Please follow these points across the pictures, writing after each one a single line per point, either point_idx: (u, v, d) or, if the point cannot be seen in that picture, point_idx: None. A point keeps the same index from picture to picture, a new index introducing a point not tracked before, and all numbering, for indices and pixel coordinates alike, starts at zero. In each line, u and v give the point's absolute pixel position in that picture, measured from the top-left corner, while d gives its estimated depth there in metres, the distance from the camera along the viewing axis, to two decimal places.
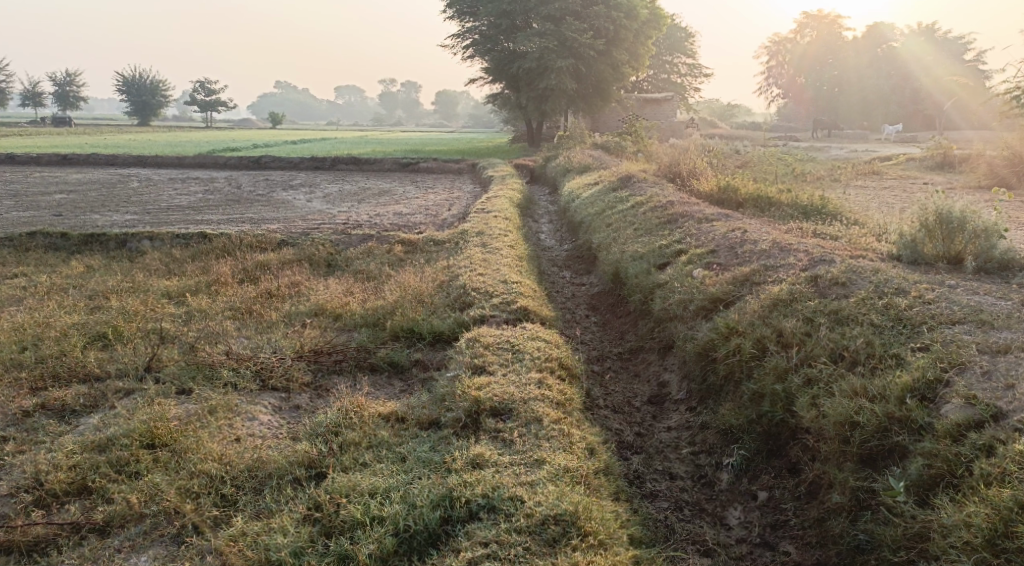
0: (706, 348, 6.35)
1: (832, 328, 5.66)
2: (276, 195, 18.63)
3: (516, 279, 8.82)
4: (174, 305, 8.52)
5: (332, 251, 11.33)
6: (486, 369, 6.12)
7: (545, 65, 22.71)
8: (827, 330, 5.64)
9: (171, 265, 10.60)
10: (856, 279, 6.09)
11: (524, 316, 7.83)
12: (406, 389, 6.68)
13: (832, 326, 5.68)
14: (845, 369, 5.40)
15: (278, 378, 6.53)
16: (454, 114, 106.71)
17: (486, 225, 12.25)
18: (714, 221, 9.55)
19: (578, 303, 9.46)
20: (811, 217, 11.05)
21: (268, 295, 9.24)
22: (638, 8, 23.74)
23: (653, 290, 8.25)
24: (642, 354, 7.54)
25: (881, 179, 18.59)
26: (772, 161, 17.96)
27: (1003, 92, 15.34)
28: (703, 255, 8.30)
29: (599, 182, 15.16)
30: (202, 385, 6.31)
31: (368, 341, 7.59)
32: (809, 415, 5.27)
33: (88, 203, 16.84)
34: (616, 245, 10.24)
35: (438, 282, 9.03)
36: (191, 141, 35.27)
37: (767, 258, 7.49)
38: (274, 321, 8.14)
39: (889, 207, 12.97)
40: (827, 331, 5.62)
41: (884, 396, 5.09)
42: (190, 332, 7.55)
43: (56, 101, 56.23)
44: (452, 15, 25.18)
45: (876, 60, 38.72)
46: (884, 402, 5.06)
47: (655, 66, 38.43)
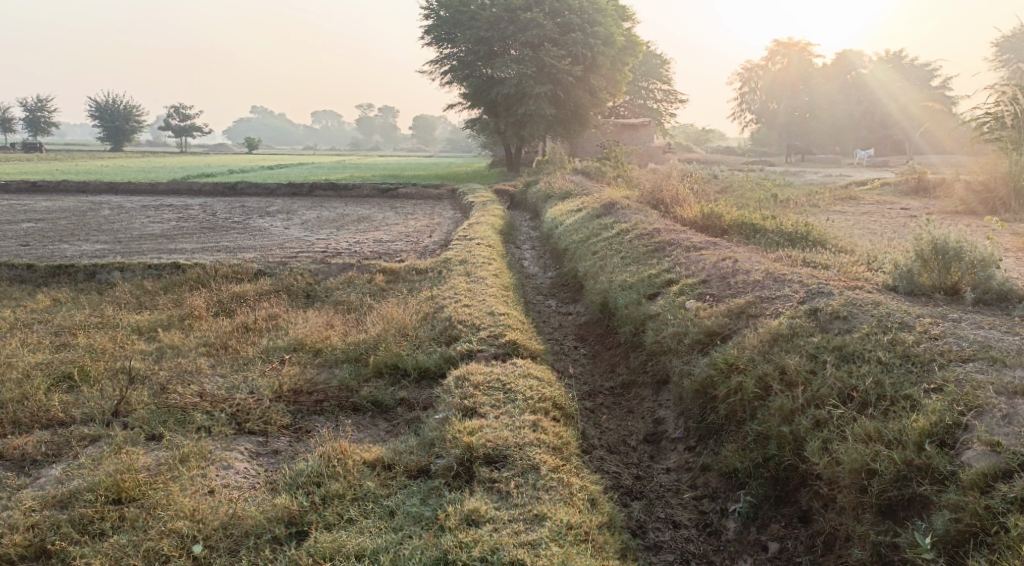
0: (705, 385, 6.11)
1: (838, 366, 5.46)
2: (252, 223, 18.29)
3: (503, 311, 8.56)
4: (145, 342, 8.22)
5: (311, 281, 11.02)
6: (477, 411, 5.84)
7: (524, 91, 22.69)
8: (834, 369, 5.43)
9: (143, 298, 10.25)
10: (858, 312, 5.90)
11: (513, 350, 7.56)
12: (392, 430, 6.39)
13: (839, 364, 5.48)
14: (856, 411, 5.20)
15: (254, 421, 6.21)
16: (430, 139, 106.71)
17: (469, 252, 11.99)
18: (703, 250, 9.35)
19: (566, 334, 9.21)
20: (797, 244, 10.90)
21: (244, 329, 8.92)
22: (616, 34, 23.71)
23: (644, 322, 8.02)
24: (635, 389, 7.29)
25: (860, 204, 18.56)
26: (752, 186, 17.87)
27: (975, 119, 15.42)
28: (694, 286, 8.09)
29: (581, 207, 14.97)
30: (173, 430, 5.99)
31: (350, 378, 7.29)
32: (822, 462, 5.05)
33: (57, 232, 16.43)
34: (603, 274, 10.01)
35: (422, 313, 8.75)
36: (165, 166, 34.87)
37: (763, 290, 7.29)
38: (250, 357, 7.83)
39: (872, 233, 12.87)
40: (834, 370, 5.41)
41: (900, 442, 4.89)
42: (161, 372, 7.23)
43: (28, 127, 55.52)
44: (429, 41, 24.94)
45: (847, 87, 39.14)
46: (901, 449, 4.86)
47: (631, 92, 38.57)
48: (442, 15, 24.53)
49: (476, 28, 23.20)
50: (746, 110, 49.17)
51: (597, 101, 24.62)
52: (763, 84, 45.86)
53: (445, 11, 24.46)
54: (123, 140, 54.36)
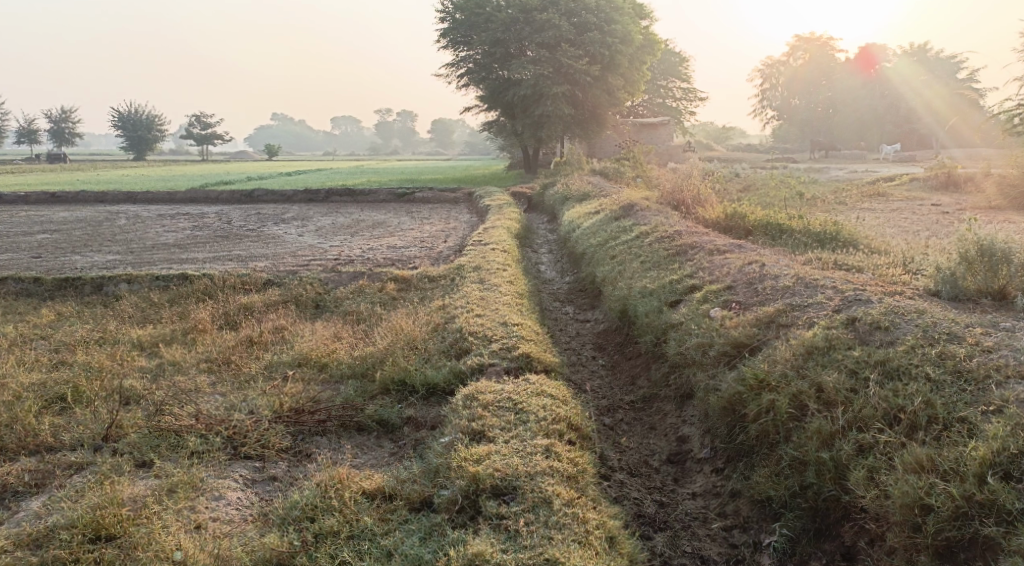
0: (732, 402, 5.67)
1: (882, 383, 5.01)
2: (266, 230, 17.99)
3: (517, 321, 8.13)
4: (145, 358, 7.88)
5: (321, 291, 10.64)
6: (486, 434, 5.42)
7: (540, 91, 22.33)
8: (877, 387, 4.98)
9: (148, 311, 9.92)
10: (900, 322, 5.43)
11: (528, 364, 7.14)
12: (399, 453, 5.99)
13: (882, 381, 5.02)
14: (903, 435, 4.76)
15: (251, 445, 5.83)
16: (449, 142, 106.48)
17: (484, 258, 11.57)
18: (727, 253, 8.89)
19: (583, 343, 8.78)
20: (826, 245, 10.39)
21: (249, 342, 8.55)
22: (634, 33, 23.15)
23: (666, 331, 7.58)
24: (657, 403, 6.85)
25: (888, 201, 17.92)
26: (776, 184, 17.33)
27: (1007, 113, 14.76)
28: (719, 292, 7.62)
29: (600, 210, 14.51)
30: (165, 456, 5.62)
31: (356, 396, 6.90)
32: (869, 496, 4.62)
33: (70, 242, 16.22)
34: (622, 279, 9.57)
35: (433, 324, 8.35)
36: (184, 174, 34.81)
37: (793, 296, 6.83)
38: (253, 374, 7.45)
39: (904, 233, 12.32)
40: (876, 389, 4.96)
41: (957, 474, 4.45)
42: (158, 392, 6.87)
43: (52, 138, 55.82)
44: (445, 43, 24.58)
45: (869, 82, 38.36)
46: (959, 482, 4.43)
47: (650, 91, 38.03)
48: (458, 17, 24.19)
49: (491, 30, 22.82)
50: (768, 107, 48.38)
51: (615, 101, 24.13)
52: (783, 81, 45.14)
53: (460, 13, 24.10)
54: (145, 149, 54.55)
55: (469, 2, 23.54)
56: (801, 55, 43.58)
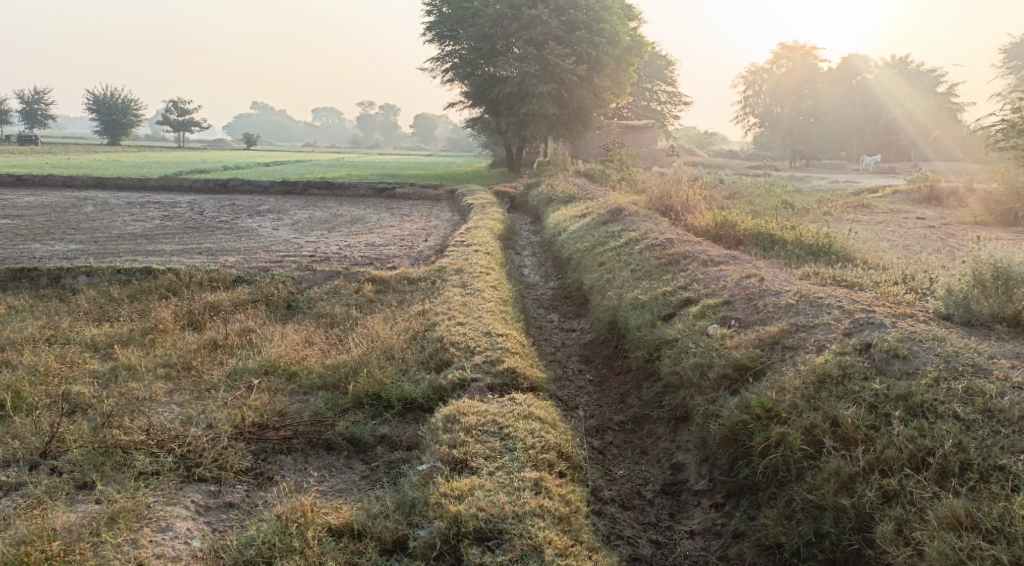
0: (735, 432, 5.25)
1: (906, 422, 4.66)
2: (241, 222, 17.41)
3: (501, 332, 7.64)
4: (98, 361, 7.37)
5: (294, 290, 10.09)
6: (468, 464, 4.98)
7: (525, 90, 21.87)
8: (901, 426, 4.64)
9: (107, 308, 9.37)
10: (919, 350, 5.05)
11: (513, 381, 6.67)
12: (370, 477, 5.53)
13: (906, 419, 4.68)
14: (933, 483, 4.42)
15: (207, 466, 5.40)
16: (432, 139, 105.56)
17: (466, 260, 11.08)
18: (722, 265, 8.46)
19: (569, 355, 8.32)
20: (820, 258, 9.99)
21: (213, 345, 8.03)
22: (621, 34, 22.71)
23: (659, 347, 7.13)
24: (648, 425, 6.41)
25: (874, 213, 17.58)
26: (762, 192, 16.92)
27: (993, 131, 14.42)
28: (716, 307, 7.18)
29: (586, 213, 14.04)
30: (108, 477, 5.20)
31: (325, 410, 6.39)
32: (900, 553, 4.27)
33: (34, 230, 15.55)
34: (611, 288, 9.10)
35: (411, 331, 7.84)
36: (159, 161, 33.89)
37: (797, 315, 6.42)
38: (214, 383, 6.95)
39: (897, 248, 11.94)
40: (901, 428, 4.62)
41: (998, 533, 4.15)
42: (107, 401, 6.44)
43: (25, 120, 54.50)
44: (431, 38, 24.06)
45: (851, 93, 38.19)
46: (1001, 543, 4.12)
47: (635, 94, 37.68)
48: (444, 12, 23.70)
49: (478, 26, 22.33)
50: (750, 115, 48.16)
51: (601, 102, 23.67)
52: (767, 88, 44.91)
53: (447, 8, 23.61)
54: (122, 134, 53.37)
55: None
56: (784, 63, 43.36)
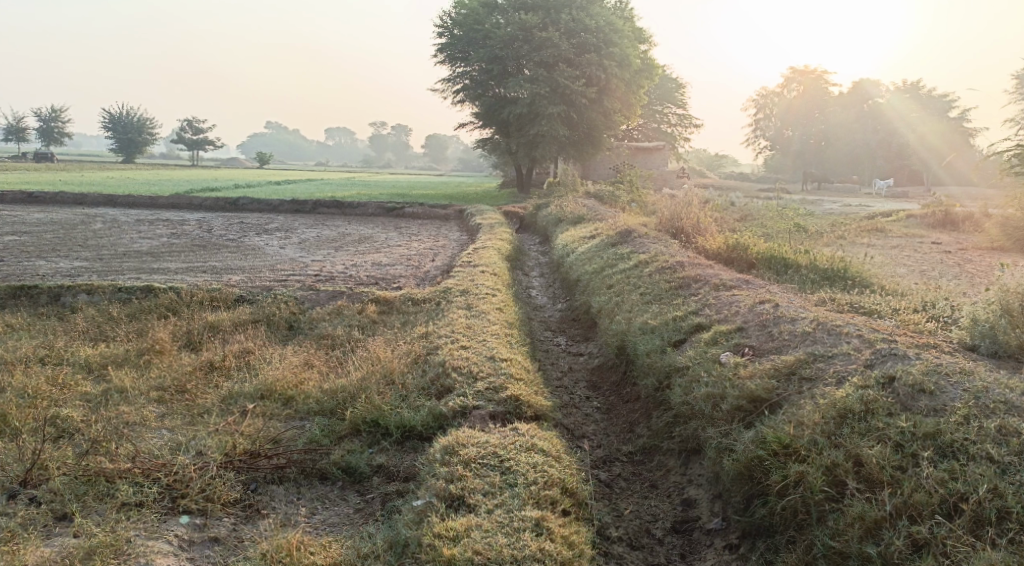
0: (749, 468, 5.00)
1: (936, 463, 4.47)
2: (247, 240, 17.22)
3: (506, 356, 7.38)
4: (90, 383, 7.14)
5: (296, 310, 9.84)
6: (466, 501, 4.83)
7: (536, 111, 21.74)
8: (930, 467, 4.45)
9: (104, 327, 9.14)
10: (947, 385, 4.82)
11: (517, 409, 6.40)
12: (365, 510, 5.29)
13: (935, 460, 4.49)
14: (967, 532, 4.23)
15: (192, 498, 5.16)
16: (442, 158, 105.68)
17: (472, 281, 10.81)
18: (735, 289, 8.21)
19: (576, 380, 8.05)
20: (836, 283, 9.70)
21: (209, 367, 7.78)
22: (633, 56, 22.52)
23: (670, 375, 6.85)
24: (658, 457, 6.15)
25: (888, 237, 17.28)
26: (774, 215, 16.66)
27: (1011, 156, 14.15)
28: (730, 333, 6.90)
29: (595, 234, 13.80)
30: (89, 508, 4.99)
31: (321, 437, 6.13)
32: None
33: (38, 247, 15.40)
34: (620, 312, 8.82)
35: (413, 354, 7.56)
36: (168, 178, 33.78)
37: (815, 344, 6.14)
38: (207, 408, 6.69)
39: (914, 274, 11.63)
40: (931, 470, 4.44)
41: None
42: (96, 425, 6.19)
43: (39, 136, 54.62)
44: (442, 59, 23.98)
45: (863, 116, 37.92)
46: None
47: (646, 115, 37.50)
48: (456, 33, 23.61)
49: (489, 47, 22.22)
50: (761, 137, 47.91)
51: (612, 124, 23.49)
52: (778, 110, 44.70)
53: (458, 29, 23.52)
54: (134, 152, 53.47)
55: (467, 18, 22.95)
56: (796, 86, 43.11)
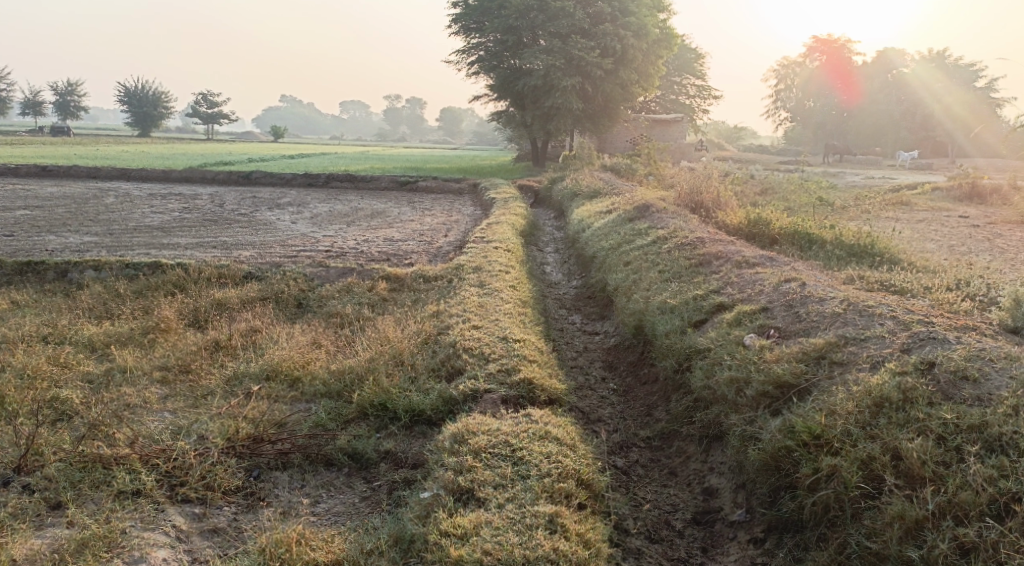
0: (777, 458, 4.75)
1: (984, 458, 4.20)
2: (259, 215, 16.98)
3: (519, 337, 7.10)
4: (92, 363, 6.93)
5: (306, 288, 9.59)
6: (475, 494, 4.61)
7: (551, 83, 21.33)
8: (977, 463, 4.18)
9: (110, 305, 8.93)
10: (991, 372, 4.56)
11: (530, 393, 6.14)
12: (371, 498, 5.07)
13: (982, 456, 4.21)
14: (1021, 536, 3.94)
15: (192, 486, 4.97)
16: (458, 132, 105.04)
17: (485, 257, 10.52)
18: (758, 267, 7.88)
19: (592, 360, 7.78)
20: (863, 260, 9.34)
21: (215, 346, 7.55)
22: (650, 26, 21.76)
23: (691, 357, 6.56)
24: (677, 443, 5.88)
25: (912, 211, 16.80)
26: (795, 187, 16.22)
27: None
28: (754, 314, 6.58)
29: (612, 209, 13.46)
30: (84, 496, 4.80)
31: (327, 421, 5.90)
32: None
33: (50, 221, 15.23)
34: (638, 290, 8.52)
35: (423, 334, 7.28)
36: (184, 153, 33.58)
37: (845, 326, 5.82)
38: (211, 390, 6.47)
39: (943, 250, 11.23)
40: (978, 466, 4.16)
41: None
42: (94, 408, 5.99)
43: (57, 111, 54.58)
44: (456, 30, 23.55)
45: (886, 87, 37.20)
46: None
47: (664, 87, 36.92)
48: (471, 3, 23.14)
49: (504, 17, 21.76)
50: (780, 109, 47.12)
51: (629, 96, 23.00)
52: (798, 83, 43.93)
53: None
54: (151, 126, 53.37)
55: None
56: (817, 57, 42.23)
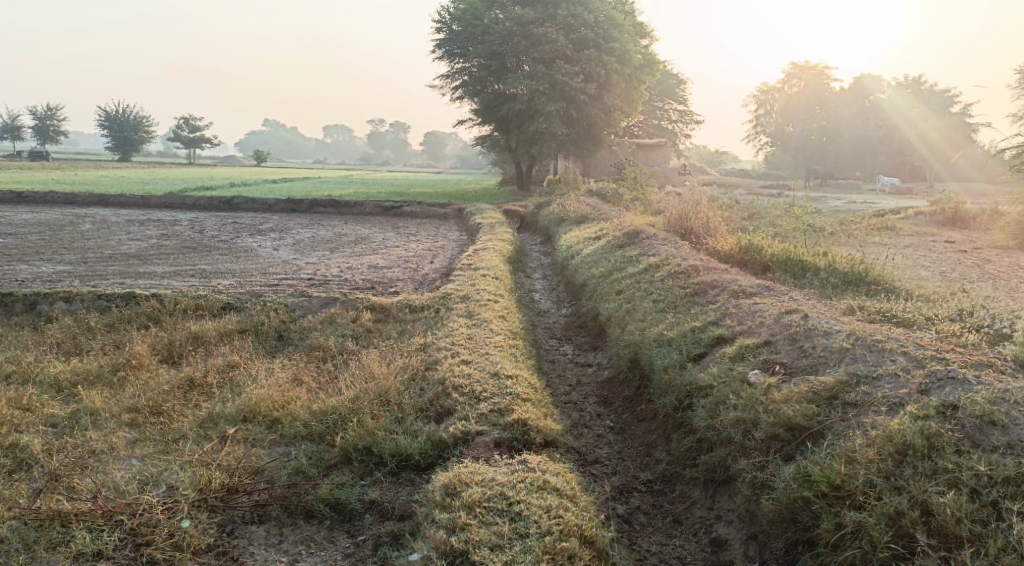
0: (792, 509, 4.67)
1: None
2: (240, 242, 16.62)
3: (511, 373, 6.76)
4: (58, 405, 6.58)
5: (286, 319, 9.20)
6: (471, 557, 4.48)
7: (535, 108, 21.16)
8: (1018, 522, 4.12)
9: (80, 339, 8.56)
10: (1020, 416, 4.47)
11: (525, 436, 5.82)
12: (356, 555, 4.93)
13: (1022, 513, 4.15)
14: None
15: (158, 545, 4.82)
16: (441, 156, 104.95)
17: (472, 286, 10.18)
18: (756, 296, 7.59)
19: (585, 395, 7.44)
20: (859, 288, 9.09)
21: (189, 385, 7.19)
22: (632, 53, 21.67)
23: (691, 394, 6.24)
24: (681, 487, 5.59)
25: (898, 236, 16.63)
26: (781, 211, 16.00)
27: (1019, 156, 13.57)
28: (757, 349, 6.21)
29: (601, 235, 13.18)
30: (40, 559, 4.69)
31: (308, 467, 5.56)
32: None
33: (23, 249, 14.81)
34: (632, 320, 8.21)
35: (410, 370, 6.90)
36: (164, 178, 33.05)
37: (855, 363, 5.49)
38: (184, 433, 6.11)
39: (937, 276, 11.02)
40: (1019, 524, 4.11)
41: None
42: (58, 456, 5.68)
43: (37, 136, 53.94)
44: (440, 55, 23.38)
45: (863, 112, 37.40)
46: None
47: (647, 112, 36.88)
48: (454, 29, 22.96)
49: (487, 43, 21.58)
50: (760, 134, 47.21)
51: (612, 121, 22.84)
52: (777, 107, 44.10)
53: (457, 25, 22.90)
54: (132, 151, 52.85)
55: (465, 14, 22.34)
56: (795, 82, 42.49)
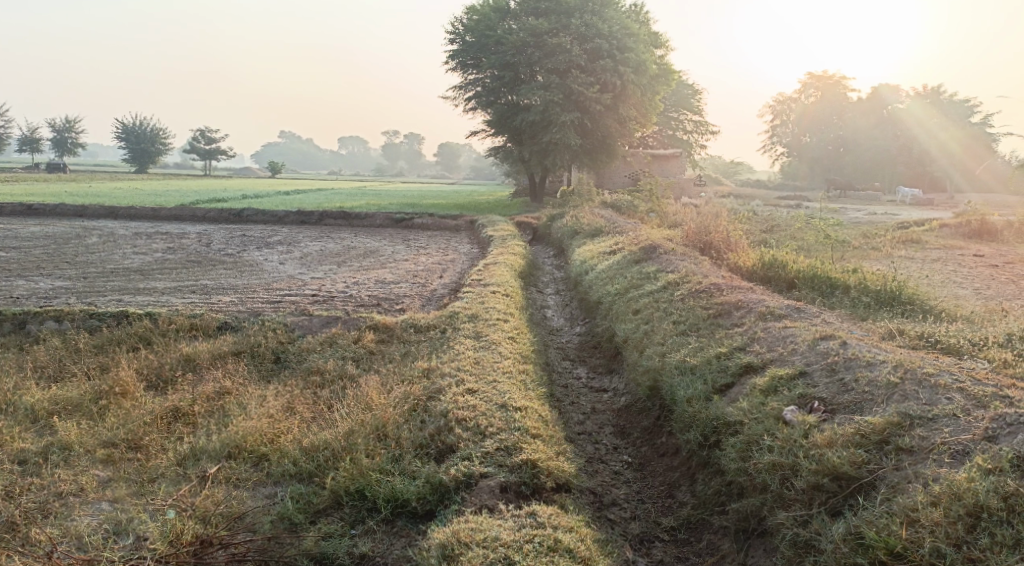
0: None
1: None
2: (246, 255, 16.12)
3: (519, 404, 6.17)
4: (31, 438, 6.06)
5: (285, 339, 8.62)
6: None
7: (548, 118, 20.65)
8: None
9: (65, 364, 8.02)
10: None
11: (534, 478, 5.27)
12: None
13: None
14: None
15: None
16: (455, 166, 104.59)
17: (481, 303, 9.61)
18: (785, 319, 6.98)
19: (601, 425, 6.85)
20: (893, 308, 8.46)
21: (174, 415, 6.64)
22: (648, 62, 21.11)
23: (718, 430, 5.65)
24: (708, 536, 5.07)
25: (925, 249, 15.94)
26: (801, 224, 15.36)
27: None
28: (791, 379, 5.55)
29: (616, 249, 12.59)
30: None
31: (295, 513, 5.06)
32: None
33: (23, 264, 14.36)
34: (651, 343, 7.61)
35: (410, 397, 6.31)
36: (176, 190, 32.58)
37: (905, 401, 4.89)
38: (161, 472, 5.56)
39: (972, 294, 10.36)
40: None
41: None
42: (22, 499, 5.16)
43: (54, 147, 53.92)
44: (453, 65, 22.90)
45: (881, 122, 36.68)
46: None
47: (661, 122, 36.23)
48: (467, 39, 22.48)
49: (501, 53, 21.05)
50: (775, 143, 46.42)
51: (627, 131, 22.27)
52: (794, 117, 43.41)
53: (470, 35, 22.41)
54: (148, 162, 52.72)
55: (478, 23, 21.84)
56: (812, 92, 42.02)
